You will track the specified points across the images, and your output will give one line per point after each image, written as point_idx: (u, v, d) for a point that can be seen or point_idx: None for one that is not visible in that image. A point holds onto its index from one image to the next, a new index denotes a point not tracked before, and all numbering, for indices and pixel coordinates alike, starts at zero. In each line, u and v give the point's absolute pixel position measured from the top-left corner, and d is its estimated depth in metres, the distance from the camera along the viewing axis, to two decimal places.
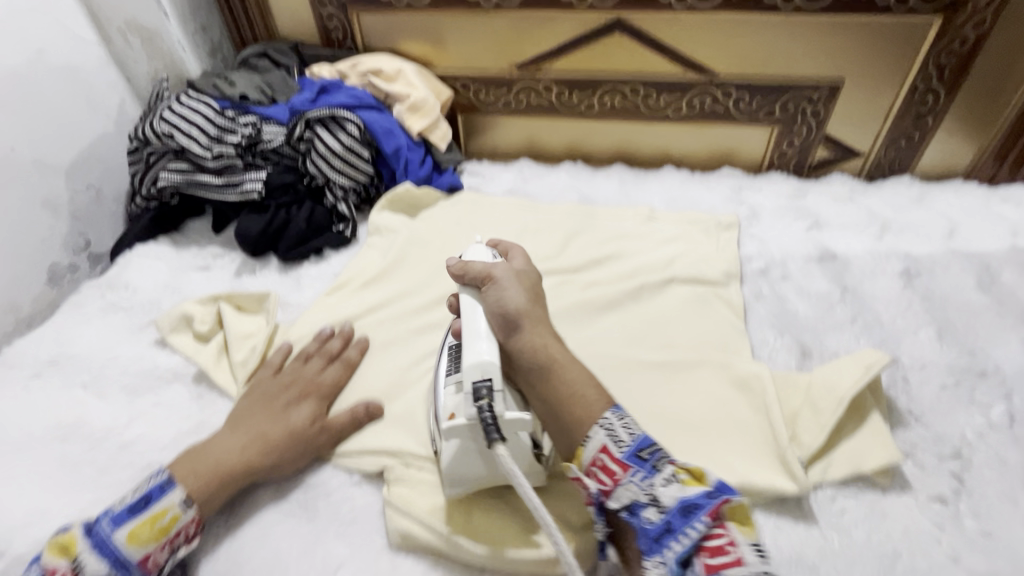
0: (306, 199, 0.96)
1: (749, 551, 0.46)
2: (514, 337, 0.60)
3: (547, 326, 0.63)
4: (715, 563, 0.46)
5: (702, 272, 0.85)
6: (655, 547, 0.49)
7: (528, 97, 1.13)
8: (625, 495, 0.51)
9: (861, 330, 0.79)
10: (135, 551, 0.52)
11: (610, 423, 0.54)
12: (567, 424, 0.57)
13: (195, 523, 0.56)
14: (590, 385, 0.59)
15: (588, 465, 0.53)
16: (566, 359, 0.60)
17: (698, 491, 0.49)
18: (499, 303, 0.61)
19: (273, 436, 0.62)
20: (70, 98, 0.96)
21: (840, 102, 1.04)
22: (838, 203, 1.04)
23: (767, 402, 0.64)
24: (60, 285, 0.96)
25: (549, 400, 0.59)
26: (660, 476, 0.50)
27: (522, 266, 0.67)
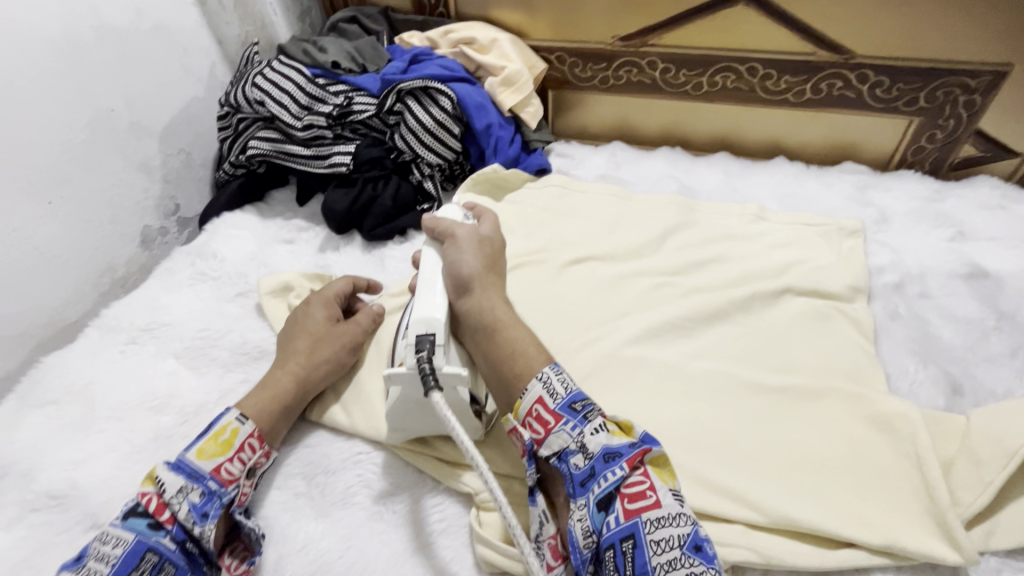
0: (393, 175, 0.91)
1: (667, 494, 0.46)
2: (464, 299, 0.60)
3: (501, 289, 0.63)
4: (634, 508, 0.46)
5: (825, 284, 0.75)
6: (579, 490, 0.48)
7: (628, 73, 1.04)
8: (557, 443, 0.50)
9: (1021, 365, 0.67)
10: (206, 463, 0.53)
11: (547, 375, 0.54)
12: (507, 377, 0.56)
13: (255, 436, 0.57)
14: (533, 343, 0.58)
15: (524, 415, 0.53)
16: (511, 320, 0.60)
17: (624, 442, 0.49)
18: (453, 269, 0.62)
19: (302, 346, 0.65)
20: (165, 61, 0.95)
21: (1002, 93, 0.89)
22: (986, 210, 0.90)
23: (918, 448, 0.55)
24: (151, 249, 0.97)
25: (492, 358, 0.58)
26: (590, 425, 0.50)
27: (489, 232, 0.67)
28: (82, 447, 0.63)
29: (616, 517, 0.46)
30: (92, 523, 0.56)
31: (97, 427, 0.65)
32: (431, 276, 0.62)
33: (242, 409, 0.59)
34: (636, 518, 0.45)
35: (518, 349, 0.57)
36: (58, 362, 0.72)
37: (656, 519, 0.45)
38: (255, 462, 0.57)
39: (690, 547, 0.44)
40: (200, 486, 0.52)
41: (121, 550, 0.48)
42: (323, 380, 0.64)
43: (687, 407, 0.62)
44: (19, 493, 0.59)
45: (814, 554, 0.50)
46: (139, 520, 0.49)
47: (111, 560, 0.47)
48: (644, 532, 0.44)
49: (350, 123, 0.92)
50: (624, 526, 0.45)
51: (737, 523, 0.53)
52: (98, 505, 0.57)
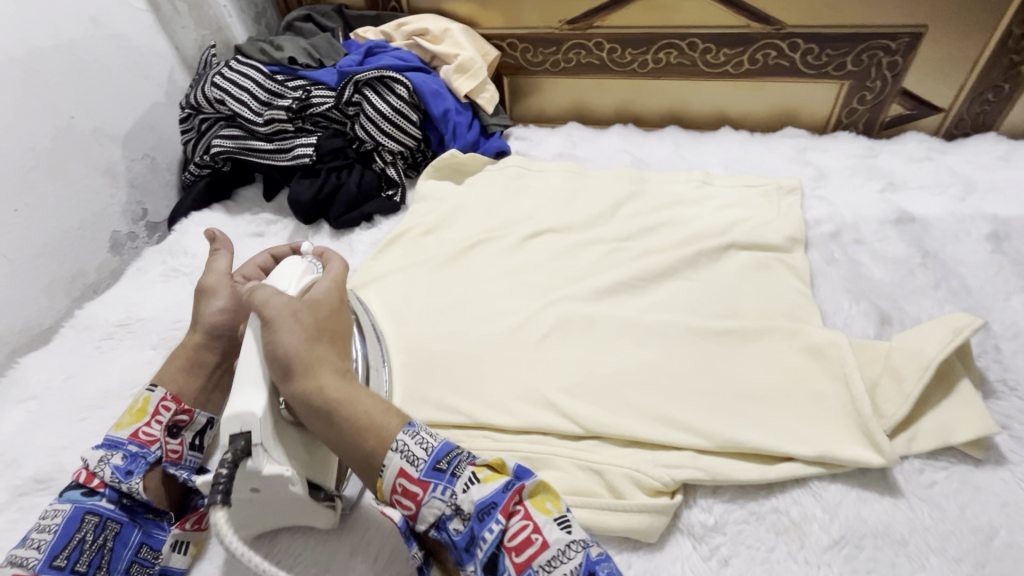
0: (356, 164, 0.95)
1: (553, 529, 0.45)
2: (290, 384, 0.51)
3: (337, 359, 0.54)
4: (522, 559, 0.44)
5: (765, 236, 0.80)
6: (466, 556, 0.46)
7: (578, 56, 1.08)
8: (431, 513, 0.47)
9: (944, 296, 0.74)
10: (124, 431, 0.57)
11: (404, 442, 0.49)
12: (364, 455, 0.50)
13: (168, 398, 0.59)
14: (381, 404, 0.52)
15: (391, 493, 0.48)
16: (350, 391, 0.52)
17: (497, 487, 0.47)
18: (270, 349, 0.52)
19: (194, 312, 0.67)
20: (124, 67, 0.97)
21: (921, 52, 0.95)
22: (914, 162, 0.96)
23: (847, 369, 0.60)
24: (122, 253, 0.98)
25: (337, 438, 0.51)
26: (460, 482, 0.47)
27: (319, 293, 0.58)
28: (66, 435, 0.65)
29: (508, 573, 0.44)
30: None
31: (80, 416, 0.67)
32: (248, 368, 0.52)
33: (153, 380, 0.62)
34: (527, 569, 0.43)
35: (365, 423, 0.50)
36: (37, 360, 0.74)
37: (546, 562, 0.43)
38: (175, 420, 0.59)
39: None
40: (121, 450, 0.56)
41: (60, 518, 0.51)
42: (229, 326, 0.65)
43: (642, 354, 0.67)
44: (6, 481, 0.61)
45: (756, 469, 0.56)
46: (73, 492, 0.53)
47: (52, 528, 0.50)
48: None
49: (310, 116, 0.94)
50: None
51: (687, 449, 0.58)
52: None
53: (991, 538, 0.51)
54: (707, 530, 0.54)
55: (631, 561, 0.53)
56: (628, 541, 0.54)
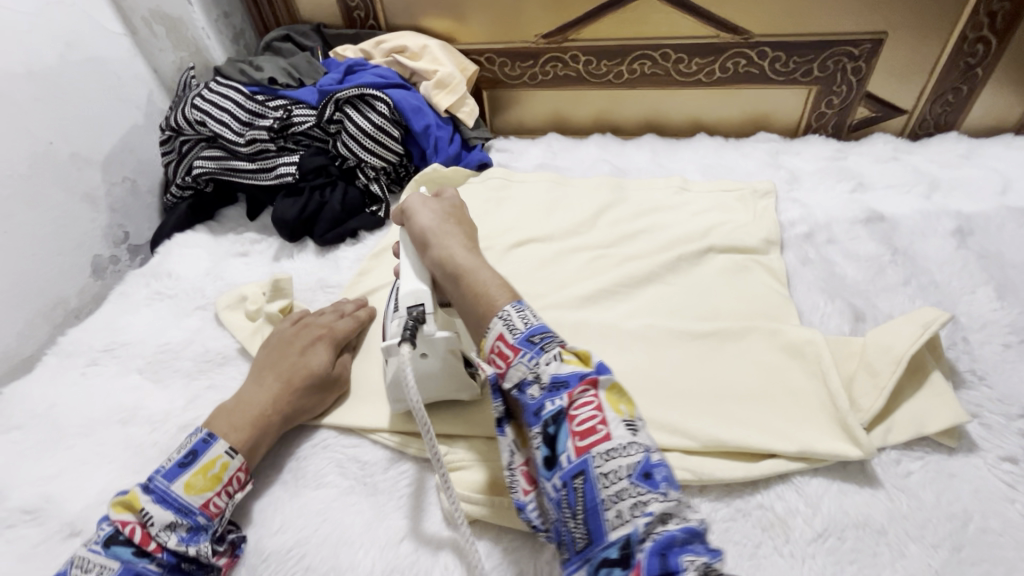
0: (339, 181, 0.95)
1: (618, 426, 0.44)
2: (426, 253, 0.59)
3: (467, 240, 0.59)
4: (584, 443, 0.43)
5: (742, 240, 0.82)
6: (534, 421, 0.46)
7: (555, 68, 1.11)
8: (515, 375, 0.48)
9: (914, 291, 0.76)
10: (195, 498, 0.54)
11: (509, 312, 0.51)
12: (474, 320, 0.53)
13: (244, 469, 0.58)
14: (500, 281, 0.54)
15: (487, 352, 0.51)
16: (474, 264, 0.56)
17: (575, 371, 0.46)
18: (412, 232, 0.62)
19: (298, 378, 0.64)
20: (102, 92, 0.97)
21: (883, 58, 0.99)
22: (881, 162, 1.00)
23: (824, 367, 0.63)
24: (103, 277, 0.97)
25: (460, 304, 0.55)
26: (546, 355, 0.47)
27: (448, 196, 0.66)
28: (51, 465, 0.64)
29: (566, 452, 0.44)
30: (71, 530, 0.58)
31: (65, 444, 0.66)
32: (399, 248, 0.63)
33: (231, 438, 0.59)
34: (585, 453, 0.43)
35: (478, 292, 0.53)
36: (19, 390, 0.73)
37: (606, 452, 0.43)
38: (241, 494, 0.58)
39: (639, 478, 0.42)
40: (189, 520, 0.53)
41: None
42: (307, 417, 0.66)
43: (627, 360, 0.68)
44: None
45: (741, 468, 0.57)
46: (123, 549, 0.51)
47: None
48: (593, 466, 0.42)
49: (292, 135, 0.95)
50: (574, 463, 0.43)
51: (674, 451, 0.59)
52: (73, 514, 0.59)
53: (966, 523, 0.53)
54: None
55: None
56: None
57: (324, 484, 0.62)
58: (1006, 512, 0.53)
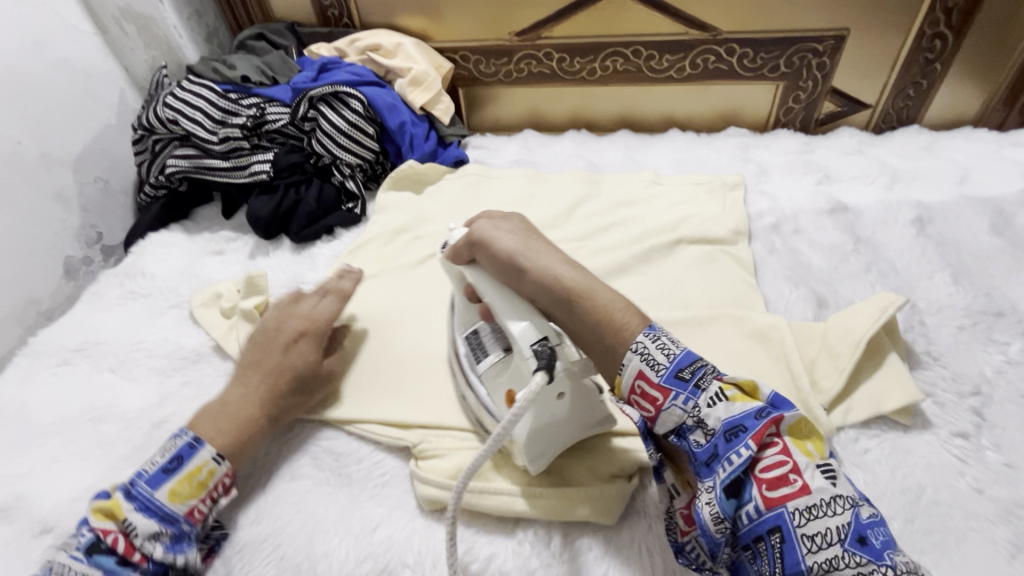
0: (315, 178, 0.96)
1: (813, 475, 0.43)
2: (526, 281, 0.56)
3: (557, 254, 0.57)
4: (775, 495, 0.43)
5: (711, 231, 0.84)
6: (705, 471, 0.46)
7: (529, 65, 1.12)
8: (671, 420, 0.48)
9: (875, 278, 0.79)
10: (180, 506, 0.53)
11: (644, 345, 0.50)
12: (606, 347, 0.52)
13: (230, 475, 0.57)
14: (616, 298, 0.54)
15: (629, 393, 0.50)
16: (586, 282, 0.55)
17: (748, 411, 0.45)
18: (495, 261, 0.58)
19: (284, 379, 0.63)
20: (72, 91, 0.96)
21: (846, 54, 1.02)
22: (847, 155, 1.03)
23: (786, 351, 0.65)
24: (76, 278, 0.96)
25: (586, 331, 0.53)
26: (706, 396, 0.47)
27: (499, 213, 0.62)
28: (21, 464, 0.64)
29: (754, 503, 0.43)
30: (41, 528, 0.58)
31: (35, 443, 0.66)
32: (480, 283, 0.58)
33: (216, 442, 0.57)
34: (780, 508, 0.42)
35: (603, 317, 0.52)
36: None
37: (805, 507, 0.42)
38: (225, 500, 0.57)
39: (854, 541, 0.41)
40: (174, 529, 0.53)
41: None
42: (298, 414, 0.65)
43: None
44: None
45: None
46: (105, 558, 0.50)
47: None
48: (791, 523, 0.42)
49: (266, 133, 0.95)
50: (767, 518, 0.42)
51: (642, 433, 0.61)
52: (44, 512, 0.59)
53: (919, 496, 0.55)
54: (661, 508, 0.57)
55: (591, 545, 0.55)
56: (589, 527, 0.56)
57: (299, 475, 0.62)
58: (957, 485, 0.56)
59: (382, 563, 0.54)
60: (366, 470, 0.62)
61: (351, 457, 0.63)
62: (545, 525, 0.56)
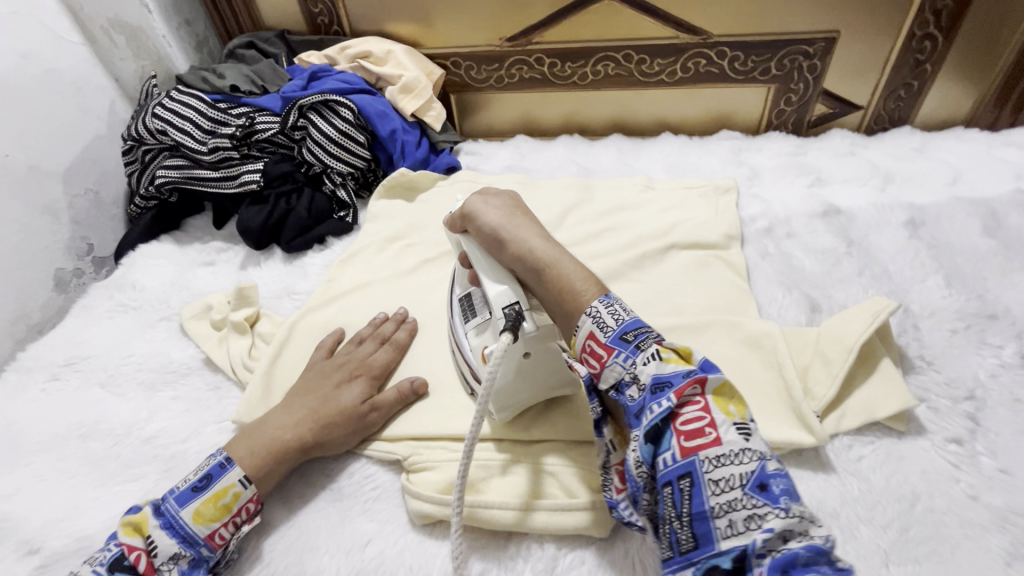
0: (306, 187, 0.95)
1: (728, 431, 0.43)
2: (503, 251, 0.58)
3: (538, 228, 0.59)
4: (691, 445, 0.43)
5: (703, 236, 0.84)
6: (634, 422, 0.47)
7: (520, 71, 1.12)
8: (612, 375, 0.48)
9: (868, 281, 0.79)
10: (202, 527, 0.53)
11: (598, 310, 0.51)
12: (564, 315, 0.54)
13: (255, 500, 0.57)
14: (581, 271, 0.55)
15: (580, 352, 0.51)
16: (555, 254, 0.56)
17: (678, 369, 0.46)
18: (480, 233, 0.61)
19: (325, 412, 0.61)
20: (61, 102, 0.95)
21: (837, 56, 1.02)
22: (839, 157, 1.03)
23: (779, 358, 0.64)
24: (67, 291, 0.96)
25: (550, 299, 0.55)
26: (643, 354, 0.47)
27: (496, 191, 0.65)
28: (9, 483, 0.63)
29: (672, 453, 0.44)
30: (29, 548, 0.57)
31: (24, 461, 0.65)
32: (469, 252, 0.62)
33: (242, 464, 0.57)
34: (692, 456, 0.43)
35: (563, 285, 0.54)
36: None
37: (715, 456, 0.42)
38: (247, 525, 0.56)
39: (753, 487, 0.41)
40: (193, 552, 0.52)
41: None
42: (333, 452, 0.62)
43: None
44: None
45: None
46: None
47: None
48: (702, 470, 0.42)
49: (256, 142, 0.94)
50: (680, 464, 0.43)
51: None
52: (32, 532, 0.58)
53: (914, 503, 0.55)
54: None
55: (584, 557, 0.54)
56: (582, 539, 0.56)
57: (290, 490, 0.61)
58: (952, 492, 0.55)
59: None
60: (357, 484, 0.62)
61: (342, 471, 0.63)
62: (537, 537, 0.56)
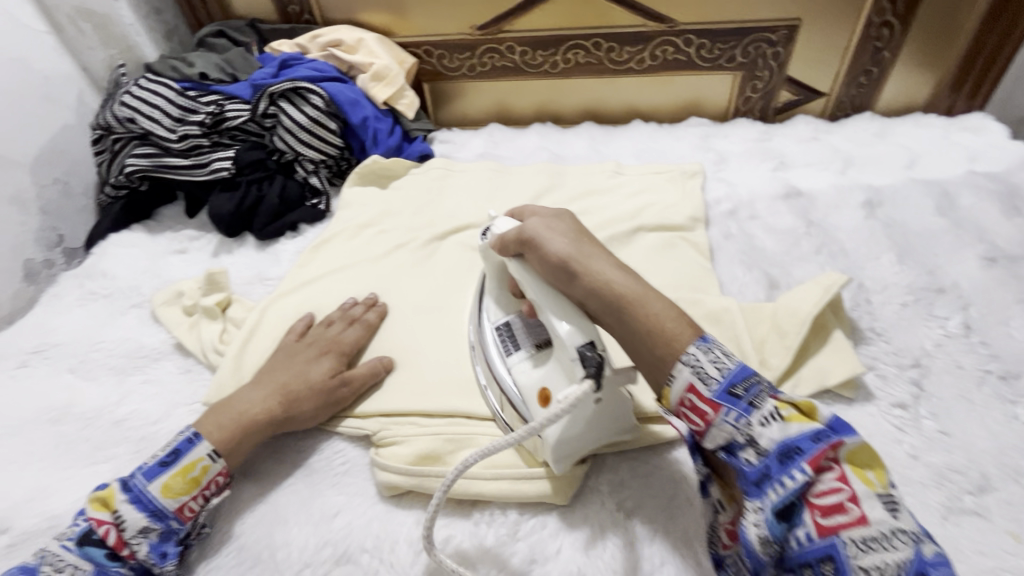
0: (278, 174, 0.96)
1: (874, 506, 0.41)
2: (577, 283, 0.54)
3: (608, 256, 0.56)
4: (829, 523, 0.41)
5: (669, 218, 0.86)
6: (754, 491, 0.45)
7: (492, 59, 1.13)
8: (721, 436, 0.47)
9: (826, 259, 0.82)
10: (171, 501, 0.54)
11: (694, 356, 0.48)
12: (652, 359, 0.51)
13: (224, 473, 0.57)
14: (672, 311, 0.52)
15: (678, 404, 0.49)
16: (638, 290, 0.53)
17: (805, 432, 0.44)
18: (544, 262, 0.56)
19: (293, 387, 0.62)
20: (26, 91, 0.94)
21: (799, 43, 1.05)
22: (803, 142, 1.06)
23: (736, 331, 0.67)
24: (37, 282, 0.95)
25: (629, 339, 0.53)
26: (759, 415, 0.45)
27: (548, 212, 0.61)
28: None
29: (807, 529, 0.42)
30: None
31: None
32: (527, 281, 0.57)
33: (210, 436, 0.57)
34: (834, 536, 0.41)
35: (654, 326, 0.51)
36: None
37: (860, 538, 0.40)
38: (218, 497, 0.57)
39: None
40: (162, 525, 0.53)
41: None
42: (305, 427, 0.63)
43: None
44: None
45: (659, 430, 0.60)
46: (96, 550, 0.51)
47: None
48: (845, 553, 0.40)
49: (227, 130, 0.95)
50: (819, 545, 0.41)
51: None
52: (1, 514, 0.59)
53: None
54: (615, 486, 0.59)
55: (547, 522, 0.56)
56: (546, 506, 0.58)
57: (260, 467, 0.63)
58: (895, 452, 0.58)
59: (341, 548, 0.55)
60: (327, 460, 0.63)
61: (313, 449, 0.64)
62: (502, 506, 0.58)
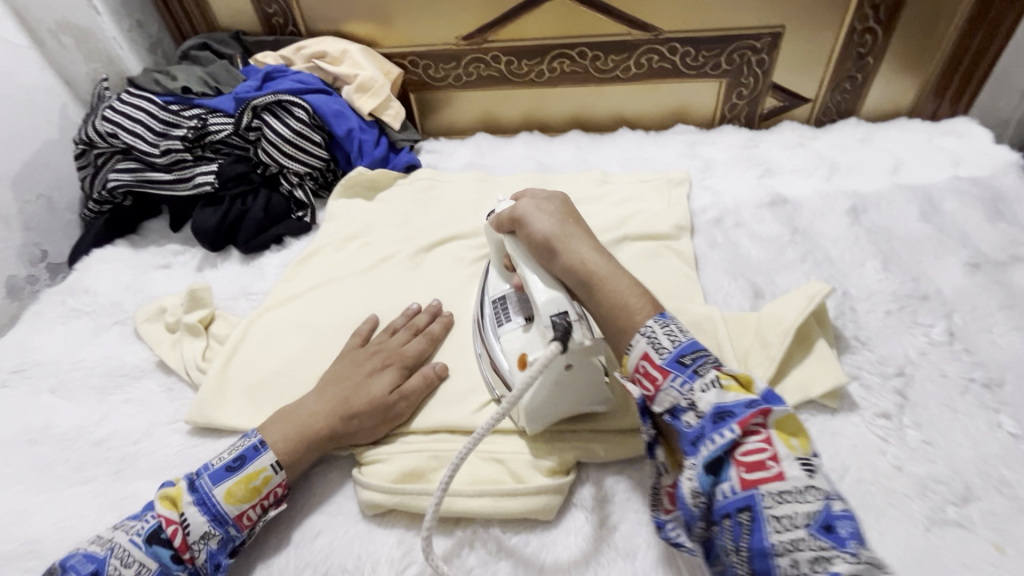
0: (262, 188, 0.95)
1: (792, 466, 0.43)
2: (555, 260, 0.57)
3: (589, 238, 0.58)
4: (752, 477, 0.43)
5: (654, 228, 0.86)
6: (689, 450, 0.46)
7: (478, 69, 1.13)
8: (667, 400, 0.48)
9: (811, 267, 0.82)
10: (232, 508, 0.53)
11: (652, 329, 0.50)
12: (614, 332, 0.54)
13: (284, 484, 0.57)
14: (636, 290, 0.54)
15: (633, 371, 0.51)
16: (609, 270, 0.55)
17: (739, 398, 0.45)
18: (529, 240, 0.59)
19: (355, 402, 0.61)
20: (8, 106, 0.93)
21: (783, 50, 1.05)
22: (789, 149, 1.06)
23: (719, 342, 0.67)
24: (20, 298, 0.95)
25: (600, 315, 0.55)
26: (701, 380, 0.47)
27: (542, 195, 0.63)
28: None
29: (731, 484, 0.44)
30: None
31: None
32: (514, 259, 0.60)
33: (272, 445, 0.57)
34: (753, 489, 0.43)
35: (619, 303, 0.53)
36: None
37: (777, 492, 0.42)
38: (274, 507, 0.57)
39: (818, 527, 0.41)
40: (222, 532, 0.53)
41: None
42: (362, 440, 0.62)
43: None
44: None
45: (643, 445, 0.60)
46: (164, 549, 0.51)
47: None
48: (762, 503, 0.42)
49: (210, 144, 0.95)
50: (740, 497, 0.43)
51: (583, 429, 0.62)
52: None
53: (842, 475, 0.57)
54: (597, 501, 0.58)
55: (530, 540, 0.56)
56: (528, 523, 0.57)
57: None
58: (878, 463, 0.58)
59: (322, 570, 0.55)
60: (309, 479, 0.62)
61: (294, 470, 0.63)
62: (484, 522, 0.57)
